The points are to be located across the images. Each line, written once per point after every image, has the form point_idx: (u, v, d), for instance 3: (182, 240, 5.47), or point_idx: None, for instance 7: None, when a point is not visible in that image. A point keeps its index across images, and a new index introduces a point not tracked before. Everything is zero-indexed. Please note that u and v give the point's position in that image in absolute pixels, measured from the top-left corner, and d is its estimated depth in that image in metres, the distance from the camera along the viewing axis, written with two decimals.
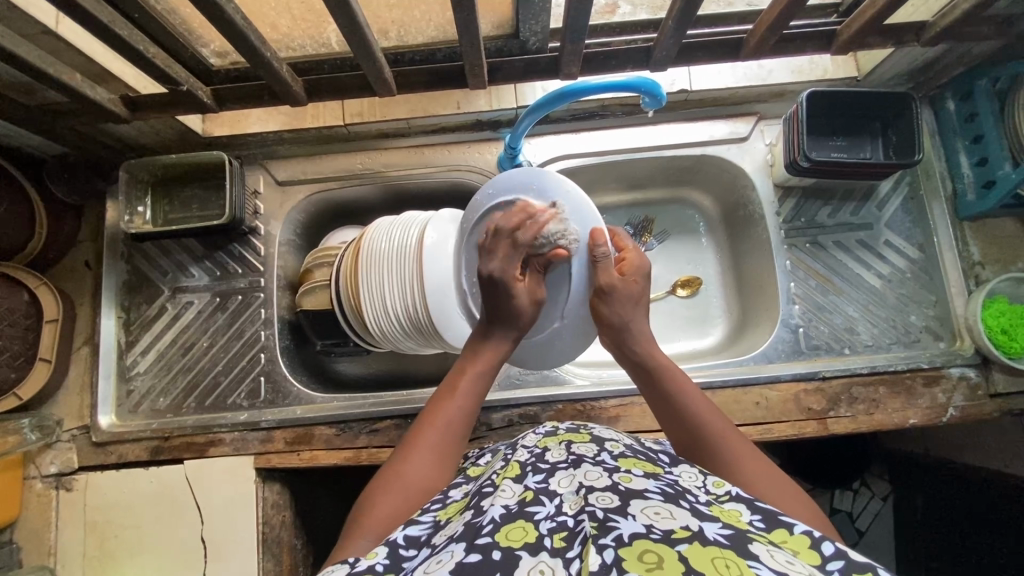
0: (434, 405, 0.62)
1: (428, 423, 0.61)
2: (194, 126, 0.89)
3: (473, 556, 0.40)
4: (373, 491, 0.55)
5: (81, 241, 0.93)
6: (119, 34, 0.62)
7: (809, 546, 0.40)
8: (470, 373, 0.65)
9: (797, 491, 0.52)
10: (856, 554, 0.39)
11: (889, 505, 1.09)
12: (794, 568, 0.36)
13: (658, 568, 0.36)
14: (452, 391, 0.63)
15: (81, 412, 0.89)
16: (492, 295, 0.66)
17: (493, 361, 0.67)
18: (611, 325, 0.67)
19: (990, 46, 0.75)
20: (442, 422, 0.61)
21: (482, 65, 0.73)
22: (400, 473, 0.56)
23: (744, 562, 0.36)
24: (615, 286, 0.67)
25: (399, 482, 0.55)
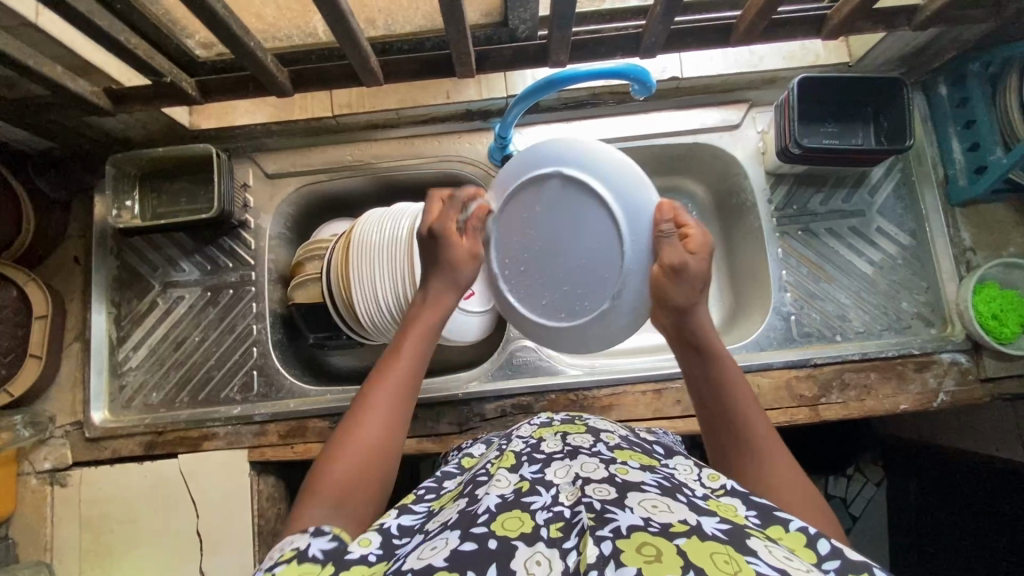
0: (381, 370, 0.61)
1: (377, 385, 0.59)
2: (181, 118, 0.88)
3: (467, 544, 0.40)
4: (327, 459, 0.55)
5: (69, 236, 0.93)
6: (99, 24, 0.61)
7: (804, 545, 0.40)
8: (414, 334, 0.64)
9: (814, 499, 0.50)
10: (851, 553, 0.39)
11: (883, 490, 1.12)
12: (792, 566, 0.36)
13: (657, 562, 0.36)
14: (396, 354, 0.62)
15: (74, 408, 0.89)
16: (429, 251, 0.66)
17: (442, 315, 0.66)
18: (677, 307, 0.60)
19: (982, 30, 0.75)
20: (393, 382, 0.60)
21: (470, 53, 0.72)
22: (352, 436, 0.56)
23: (743, 558, 0.36)
24: (688, 263, 0.59)
25: (352, 449, 0.55)
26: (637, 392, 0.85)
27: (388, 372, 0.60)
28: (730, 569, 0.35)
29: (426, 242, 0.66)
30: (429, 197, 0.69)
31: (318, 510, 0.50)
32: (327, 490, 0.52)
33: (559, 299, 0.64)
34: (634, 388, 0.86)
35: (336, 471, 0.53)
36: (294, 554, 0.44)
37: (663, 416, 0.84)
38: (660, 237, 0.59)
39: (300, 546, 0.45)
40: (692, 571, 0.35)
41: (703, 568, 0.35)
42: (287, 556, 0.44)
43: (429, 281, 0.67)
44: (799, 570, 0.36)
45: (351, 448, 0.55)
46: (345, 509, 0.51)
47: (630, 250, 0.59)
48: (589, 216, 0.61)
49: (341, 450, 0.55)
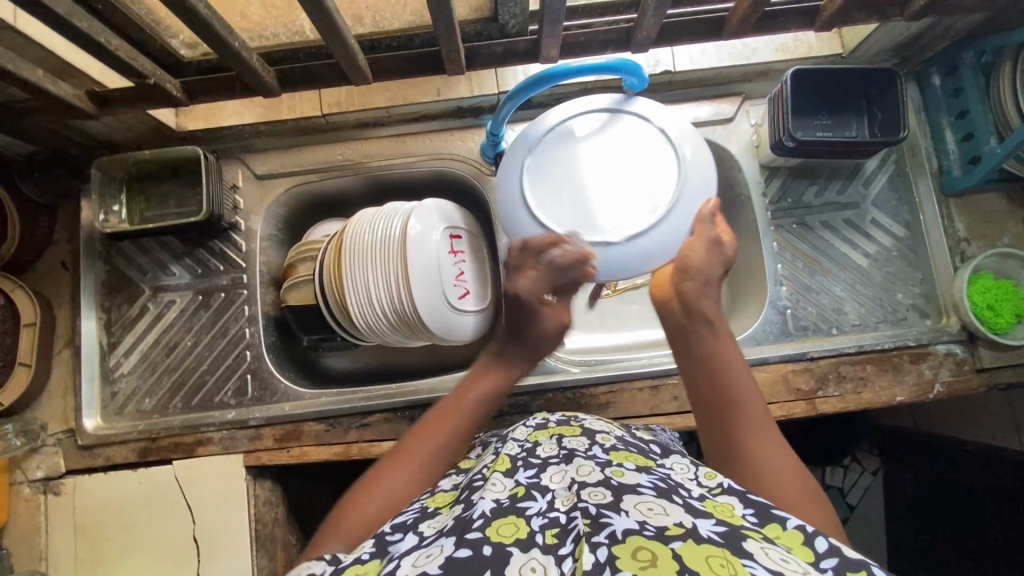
0: (432, 421, 0.64)
1: (421, 437, 0.62)
2: (167, 120, 0.87)
3: (462, 550, 0.40)
4: (357, 493, 0.57)
5: (57, 242, 0.91)
6: (78, 25, 0.60)
7: (802, 542, 0.40)
8: (472, 393, 0.66)
9: (805, 489, 0.53)
10: (849, 550, 0.39)
11: (880, 478, 1.11)
12: (788, 568, 0.36)
13: (652, 566, 0.36)
14: (453, 409, 0.65)
15: (66, 415, 0.88)
16: (518, 316, 0.70)
17: (506, 380, 0.69)
18: (710, 275, 0.65)
19: (974, 20, 0.74)
20: (438, 437, 0.62)
21: (459, 50, 0.71)
22: (384, 480, 0.57)
23: (738, 562, 0.36)
24: (722, 242, 0.66)
25: (384, 487, 0.57)
26: (634, 389, 0.85)
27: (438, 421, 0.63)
28: (726, 572, 0.35)
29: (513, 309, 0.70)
30: (520, 250, 0.67)
31: (333, 544, 0.52)
32: (349, 523, 0.53)
33: (580, 216, 0.64)
34: (631, 385, 0.85)
35: (362, 508, 0.55)
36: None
37: (660, 412, 0.84)
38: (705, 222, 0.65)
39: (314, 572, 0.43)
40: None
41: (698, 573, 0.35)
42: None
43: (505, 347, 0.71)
44: (795, 572, 0.36)
45: (380, 491, 0.56)
46: (360, 541, 0.52)
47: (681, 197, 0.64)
48: (661, 176, 0.64)
49: (366, 493, 0.56)
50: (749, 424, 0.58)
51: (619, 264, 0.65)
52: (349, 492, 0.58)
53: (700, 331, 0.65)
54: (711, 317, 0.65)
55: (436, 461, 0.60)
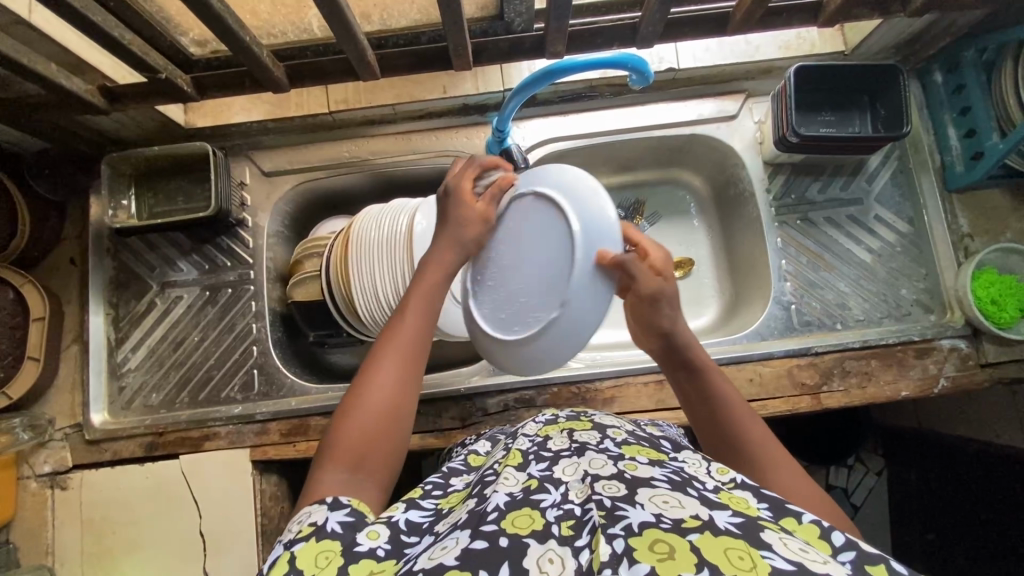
0: (392, 321, 0.59)
1: (390, 342, 0.57)
2: (176, 116, 0.88)
3: (478, 542, 0.40)
4: (340, 417, 0.54)
5: (66, 238, 0.92)
6: (92, 19, 0.61)
7: (819, 536, 0.40)
8: (426, 282, 0.61)
9: (820, 493, 0.51)
10: (866, 545, 0.39)
11: (884, 480, 1.12)
12: (808, 557, 0.36)
13: (670, 559, 0.36)
14: (409, 304, 0.60)
15: (73, 410, 0.88)
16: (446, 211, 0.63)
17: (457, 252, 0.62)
18: (659, 330, 0.60)
19: (977, 16, 0.75)
20: (404, 337, 0.57)
21: (466, 45, 0.72)
22: (362, 397, 0.54)
23: (757, 553, 0.36)
24: (662, 293, 0.58)
25: (362, 404, 0.54)
26: (640, 383, 0.85)
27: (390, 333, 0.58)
28: (745, 566, 0.35)
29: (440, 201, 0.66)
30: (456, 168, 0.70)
31: (337, 478, 0.50)
32: (342, 458, 0.51)
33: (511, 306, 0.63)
34: (636, 379, 0.86)
35: (350, 434, 0.52)
36: (311, 530, 0.44)
37: (666, 407, 0.84)
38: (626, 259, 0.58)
39: (316, 522, 0.45)
40: (706, 568, 0.35)
41: (717, 566, 0.35)
42: (305, 533, 0.44)
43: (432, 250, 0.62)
44: (813, 561, 0.36)
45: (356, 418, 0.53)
46: (362, 469, 0.51)
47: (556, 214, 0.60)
48: (547, 233, 0.60)
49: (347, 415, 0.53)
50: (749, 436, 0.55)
51: (558, 340, 0.60)
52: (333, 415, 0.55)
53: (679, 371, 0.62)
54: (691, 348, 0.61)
55: (405, 370, 0.56)
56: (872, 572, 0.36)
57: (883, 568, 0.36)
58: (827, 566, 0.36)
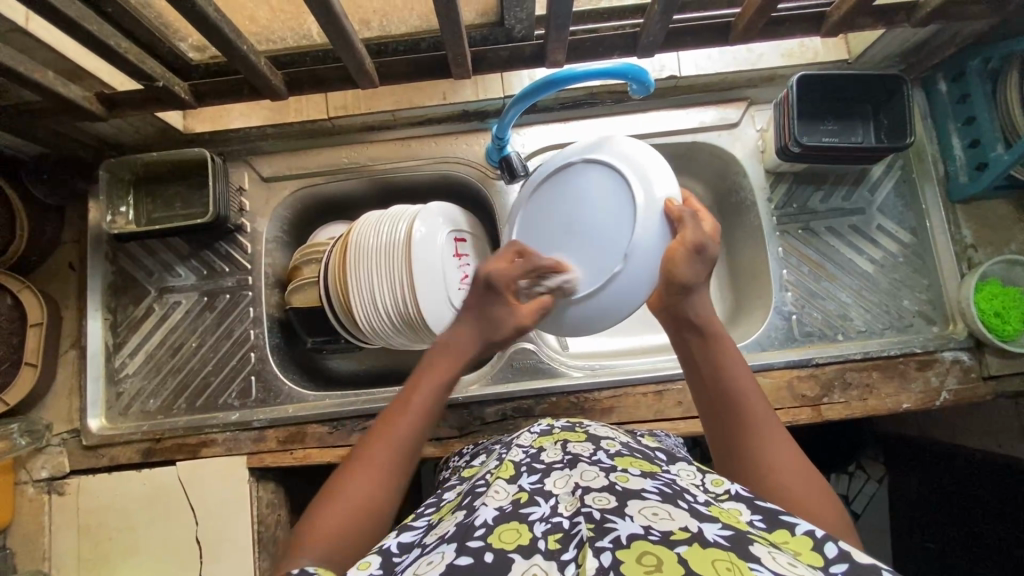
0: (385, 422, 0.58)
1: (380, 438, 0.57)
2: (175, 121, 0.87)
3: (463, 558, 0.40)
4: (322, 504, 0.52)
5: (64, 242, 0.92)
6: (90, 30, 0.60)
7: (810, 547, 0.39)
8: (423, 387, 0.61)
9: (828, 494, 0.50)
10: (859, 555, 0.38)
11: (884, 487, 1.11)
12: (796, 572, 0.35)
13: (658, 571, 0.36)
14: (403, 407, 0.59)
15: (71, 416, 0.88)
16: (479, 300, 0.66)
17: (456, 368, 0.64)
18: (682, 283, 0.60)
19: (984, 25, 0.74)
20: (397, 434, 0.57)
21: (465, 54, 0.71)
22: (348, 489, 0.52)
23: (745, 565, 0.36)
24: (706, 245, 0.60)
25: (348, 495, 0.52)
26: (639, 393, 0.85)
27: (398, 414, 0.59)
28: None
29: (477, 290, 0.66)
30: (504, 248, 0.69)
31: (306, 559, 0.47)
32: (317, 542, 0.49)
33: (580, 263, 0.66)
34: (635, 390, 0.85)
35: (327, 523, 0.50)
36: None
37: (665, 418, 0.84)
38: (680, 220, 0.60)
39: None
40: None
41: None
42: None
43: (461, 321, 0.67)
44: None
45: (338, 507, 0.51)
46: (335, 560, 0.48)
47: (614, 168, 0.65)
48: (609, 200, 0.65)
49: (331, 502, 0.52)
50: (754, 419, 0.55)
51: (631, 288, 0.63)
52: (312, 506, 0.53)
53: (694, 340, 0.63)
54: (705, 316, 0.62)
55: (396, 467, 0.56)
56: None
57: None
58: None
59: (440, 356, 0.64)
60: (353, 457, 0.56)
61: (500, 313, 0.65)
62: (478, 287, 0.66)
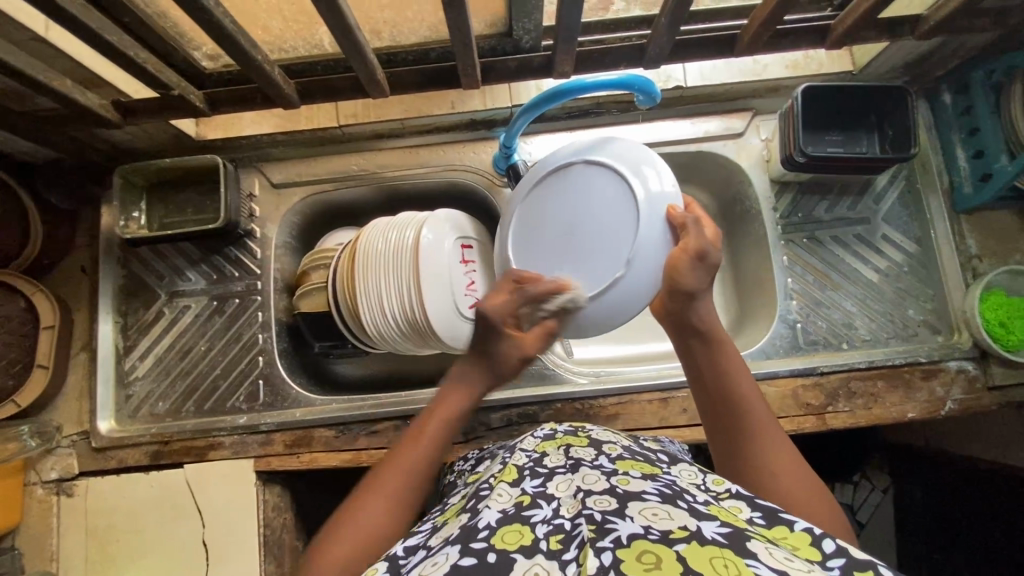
0: (395, 453, 0.58)
1: (388, 467, 0.57)
2: (188, 129, 0.89)
3: (467, 559, 0.41)
4: (332, 529, 0.53)
5: (77, 246, 0.93)
6: (109, 39, 0.62)
7: (809, 543, 0.40)
8: (434, 417, 0.61)
9: (830, 505, 0.51)
10: (856, 551, 0.38)
11: (890, 497, 1.11)
12: (792, 567, 0.36)
13: (656, 569, 0.36)
14: (415, 437, 0.59)
15: (81, 418, 0.89)
16: (485, 336, 0.64)
17: (467, 403, 0.63)
18: (686, 291, 0.61)
19: (988, 38, 0.75)
20: (407, 465, 0.57)
21: (474, 65, 0.72)
22: (358, 515, 0.53)
23: (742, 562, 0.36)
24: (708, 252, 0.61)
25: (357, 521, 0.53)
26: (644, 401, 0.85)
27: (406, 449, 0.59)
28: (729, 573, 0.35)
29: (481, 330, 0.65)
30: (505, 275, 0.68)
31: None
32: (323, 569, 0.49)
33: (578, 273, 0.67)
34: (640, 397, 0.86)
35: (336, 549, 0.51)
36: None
37: (669, 425, 0.84)
38: (684, 224, 0.62)
39: None
40: None
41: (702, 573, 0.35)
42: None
43: (456, 366, 0.65)
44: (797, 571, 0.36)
45: (347, 533, 0.52)
46: None
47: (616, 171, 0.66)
48: (611, 203, 0.65)
49: (342, 529, 0.52)
50: (759, 424, 0.56)
51: (630, 294, 0.65)
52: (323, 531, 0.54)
53: (694, 344, 0.63)
54: (707, 322, 0.62)
55: (407, 495, 0.56)
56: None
57: (870, 573, 0.36)
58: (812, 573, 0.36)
59: (450, 389, 0.63)
60: (364, 485, 0.57)
61: (502, 350, 0.64)
62: (477, 323, 0.64)
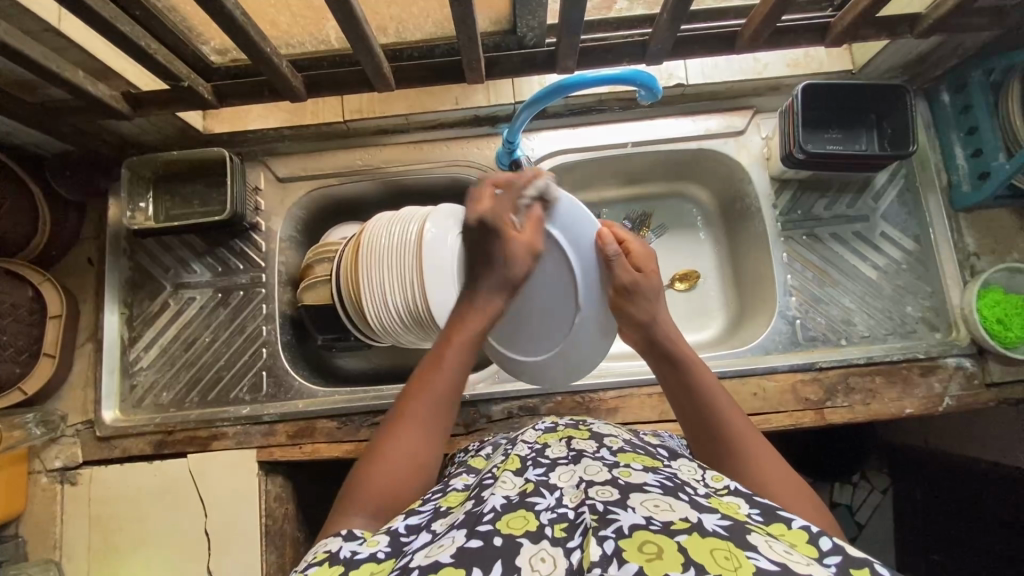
0: (420, 377, 0.59)
1: (415, 393, 0.58)
2: (195, 122, 0.90)
3: (473, 541, 0.41)
4: (368, 461, 0.55)
5: (84, 238, 0.94)
6: (121, 30, 0.63)
7: (806, 541, 0.40)
8: (457, 338, 0.62)
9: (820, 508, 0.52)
10: (852, 549, 0.39)
11: (888, 497, 1.11)
12: (792, 560, 0.37)
13: (658, 559, 0.37)
14: (439, 359, 0.60)
15: (86, 407, 0.90)
16: (480, 240, 0.65)
17: (487, 320, 0.64)
18: (638, 322, 0.67)
19: (986, 37, 0.76)
20: (432, 388, 0.58)
21: (479, 59, 0.73)
22: (390, 446, 0.55)
23: (742, 553, 0.37)
24: (640, 282, 0.67)
25: (393, 451, 0.55)
26: (644, 394, 0.86)
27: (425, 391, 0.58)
28: (730, 566, 0.36)
29: (474, 233, 0.66)
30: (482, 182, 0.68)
31: (356, 517, 0.50)
32: (367, 497, 0.52)
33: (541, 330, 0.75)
34: (640, 391, 0.86)
35: (375, 480, 0.53)
36: (325, 557, 0.45)
37: (669, 419, 0.85)
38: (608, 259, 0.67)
39: (331, 550, 0.46)
40: (691, 569, 0.36)
41: (703, 567, 0.36)
42: (319, 558, 0.45)
43: (478, 282, 0.65)
44: (797, 565, 0.36)
45: (383, 463, 0.54)
46: (386, 514, 0.52)
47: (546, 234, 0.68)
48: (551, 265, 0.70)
49: (379, 460, 0.54)
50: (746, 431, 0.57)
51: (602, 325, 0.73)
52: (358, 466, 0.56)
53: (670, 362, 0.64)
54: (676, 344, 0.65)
55: (436, 416, 0.57)
56: (855, 574, 0.37)
57: (865, 572, 0.37)
58: (811, 568, 0.36)
59: (470, 309, 0.64)
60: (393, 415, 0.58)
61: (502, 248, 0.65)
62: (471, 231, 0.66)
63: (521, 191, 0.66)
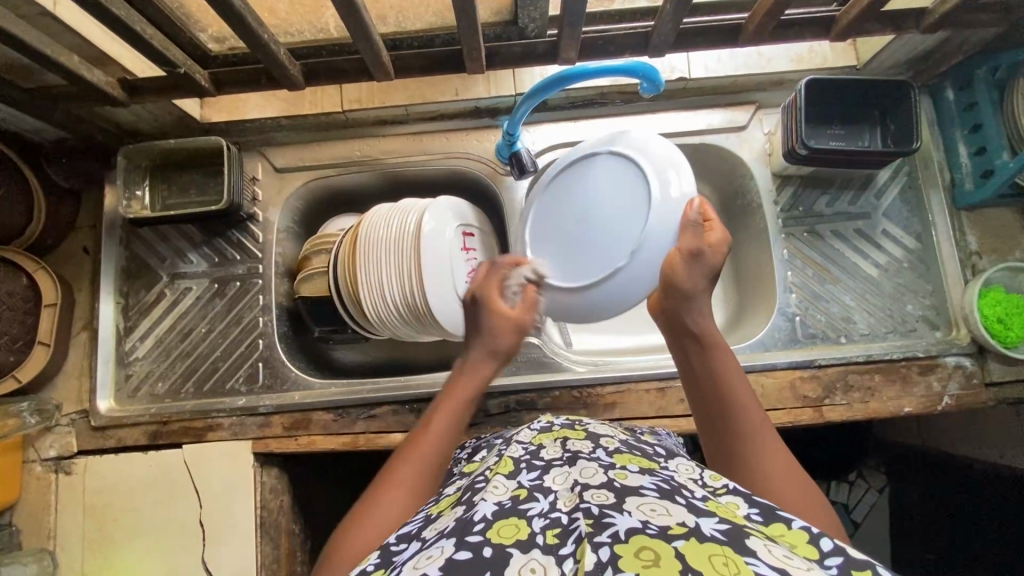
0: (411, 443, 0.59)
1: (405, 458, 0.58)
2: (193, 110, 0.89)
3: (462, 553, 0.40)
4: (349, 523, 0.52)
5: (80, 226, 0.94)
6: (117, 15, 0.62)
7: (806, 541, 0.40)
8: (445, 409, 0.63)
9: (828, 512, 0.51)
10: (854, 550, 0.39)
11: (885, 496, 1.10)
12: (793, 565, 0.36)
13: (655, 566, 0.36)
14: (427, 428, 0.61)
15: (80, 397, 0.90)
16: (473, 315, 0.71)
17: (477, 388, 0.66)
18: (683, 291, 0.63)
19: (992, 34, 0.75)
20: (422, 452, 0.58)
21: (480, 49, 0.73)
22: (373, 508, 0.53)
23: (741, 560, 0.36)
24: (704, 252, 0.63)
25: (377, 513, 0.52)
26: (641, 390, 0.86)
27: (412, 449, 0.58)
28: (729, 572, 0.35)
29: (469, 305, 0.72)
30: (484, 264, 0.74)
31: None
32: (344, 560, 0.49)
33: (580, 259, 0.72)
34: (638, 386, 0.86)
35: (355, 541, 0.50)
36: None
37: (666, 415, 0.84)
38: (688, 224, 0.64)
39: None
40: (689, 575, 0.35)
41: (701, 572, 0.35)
42: None
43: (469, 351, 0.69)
44: (797, 568, 0.36)
45: (365, 523, 0.52)
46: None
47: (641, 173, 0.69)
48: (623, 196, 0.69)
49: (360, 521, 0.52)
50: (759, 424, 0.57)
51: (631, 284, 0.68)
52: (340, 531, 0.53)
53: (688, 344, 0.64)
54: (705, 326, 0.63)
55: (424, 479, 0.56)
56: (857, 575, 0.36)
57: (868, 572, 0.36)
58: (812, 573, 0.36)
59: (464, 378, 0.66)
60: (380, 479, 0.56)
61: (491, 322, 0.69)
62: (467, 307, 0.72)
63: (506, 278, 0.72)
